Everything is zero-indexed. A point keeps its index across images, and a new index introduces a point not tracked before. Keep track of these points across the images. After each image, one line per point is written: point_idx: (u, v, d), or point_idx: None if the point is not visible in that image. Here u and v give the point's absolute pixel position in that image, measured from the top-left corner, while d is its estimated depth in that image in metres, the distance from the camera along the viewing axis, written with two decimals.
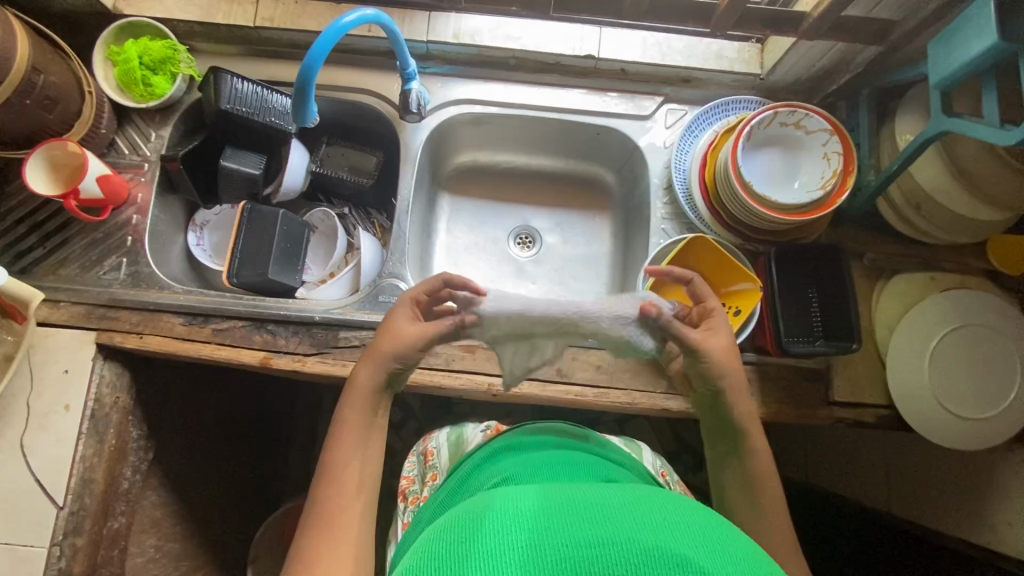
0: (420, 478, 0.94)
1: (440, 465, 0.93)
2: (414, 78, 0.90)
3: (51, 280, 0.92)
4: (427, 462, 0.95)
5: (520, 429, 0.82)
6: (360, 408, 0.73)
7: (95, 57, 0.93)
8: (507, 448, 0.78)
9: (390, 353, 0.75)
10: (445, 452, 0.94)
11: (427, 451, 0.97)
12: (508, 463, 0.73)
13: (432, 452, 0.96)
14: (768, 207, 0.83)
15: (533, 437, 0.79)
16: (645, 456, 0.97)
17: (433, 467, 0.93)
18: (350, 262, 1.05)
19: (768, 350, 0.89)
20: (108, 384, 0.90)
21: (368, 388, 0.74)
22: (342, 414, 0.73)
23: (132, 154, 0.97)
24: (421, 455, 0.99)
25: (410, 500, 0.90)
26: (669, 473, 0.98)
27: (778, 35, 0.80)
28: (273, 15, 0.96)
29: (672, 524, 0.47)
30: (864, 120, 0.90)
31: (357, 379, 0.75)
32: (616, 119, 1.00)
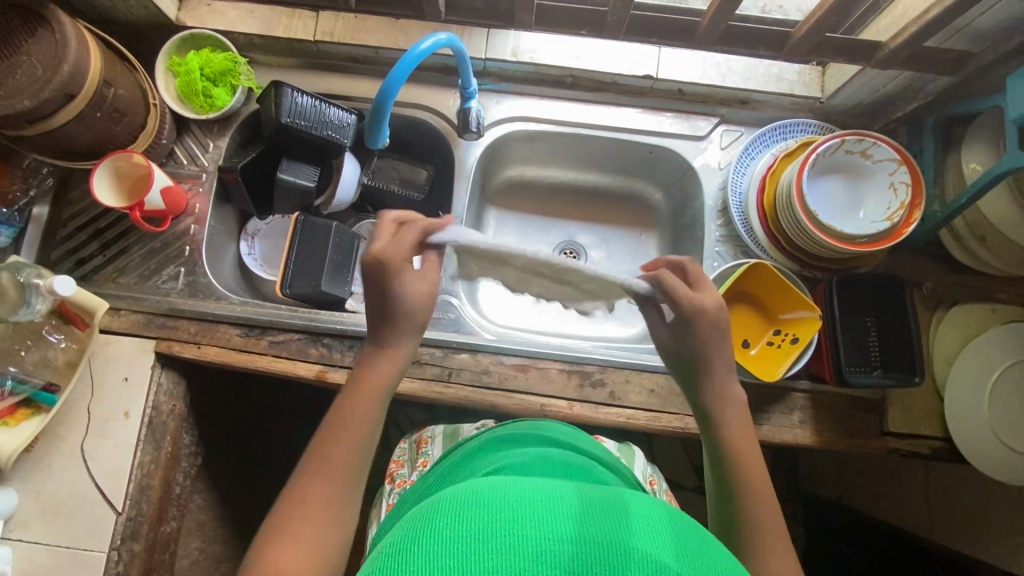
0: (410, 462, 0.96)
1: (432, 454, 0.94)
2: (474, 97, 0.90)
3: (111, 287, 0.94)
4: (420, 449, 0.96)
5: (514, 425, 0.83)
6: (373, 390, 0.65)
7: (157, 68, 0.94)
8: (501, 441, 0.78)
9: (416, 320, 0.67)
10: (439, 442, 0.95)
11: (421, 439, 0.98)
12: (501, 454, 0.73)
13: (427, 440, 0.97)
14: (832, 236, 0.82)
15: (526, 433, 0.78)
16: (637, 465, 0.95)
17: (426, 455, 0.94)
18: None
19: (824, 379, 0.89)
20: (165, 392, 0.92)
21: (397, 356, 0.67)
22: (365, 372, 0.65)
23: (191, 164, 0.98)
24: (413, 442, 1.00)
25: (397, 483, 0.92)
26: (658, 482, 0.97)
27: (851, 63, 0.79)
28: (333, 30, 0.96)
29: (672, 532, 0.46)
30: (929, 146, 0.88)
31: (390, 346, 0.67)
32: (671, 139, 1.00)
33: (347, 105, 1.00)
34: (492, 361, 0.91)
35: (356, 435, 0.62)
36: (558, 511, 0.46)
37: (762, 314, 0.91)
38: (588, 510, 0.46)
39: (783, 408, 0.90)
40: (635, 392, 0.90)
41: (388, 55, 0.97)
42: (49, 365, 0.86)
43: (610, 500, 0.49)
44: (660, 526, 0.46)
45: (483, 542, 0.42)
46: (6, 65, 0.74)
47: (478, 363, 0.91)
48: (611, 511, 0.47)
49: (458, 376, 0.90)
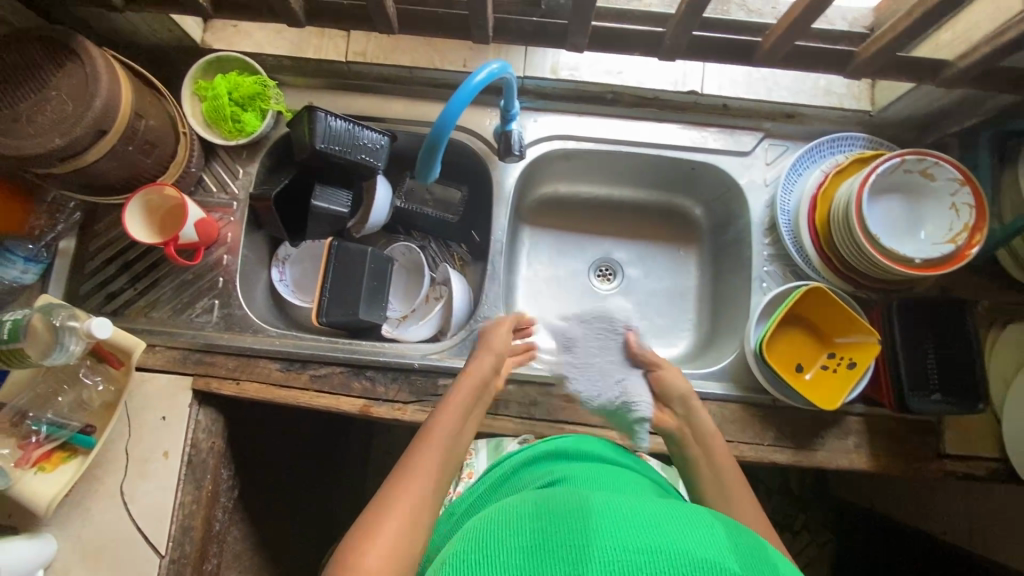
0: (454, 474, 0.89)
1: (477, 467, 0.89)
2: (515, 119, 0.88)
3: (143, 321, 0.91)
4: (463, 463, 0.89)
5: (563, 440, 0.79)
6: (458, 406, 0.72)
7: (183, 93, 0.90)
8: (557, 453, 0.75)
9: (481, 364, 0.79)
10: (484, 455, 0.88)
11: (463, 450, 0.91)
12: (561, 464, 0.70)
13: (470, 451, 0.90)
14: (894, 260, 0.79)
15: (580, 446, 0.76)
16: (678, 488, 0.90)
17: (470, 467, 0.88)
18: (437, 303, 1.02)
19: (883, 403, 0.87)
20: (204, 429, 0.89)
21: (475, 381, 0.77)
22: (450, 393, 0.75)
23: (220, 192, 0.95)
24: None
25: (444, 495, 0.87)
26: None
27: (913, 82, 0.76)
28: (365, 49, 0.93)
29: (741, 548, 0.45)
30: (985, 162, 0.86)
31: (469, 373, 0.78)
32: (715, 156, 0.96)
33: (380, 127, 0.96)
34: (540, 392, 0.89)
35: (445, 437, 0.68)
36: (618, 520, 0.46)
37: (815, 337, 0.89)
38: (714, 533, 0.46)
39: (838, 433, 0.88)
40: None
41: (424, 75, 0.94)
42: (85, 405, 0.84)
43: (730, 528, 0.48)
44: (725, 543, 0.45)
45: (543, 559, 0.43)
46: (34, 102, 0.71)
47: (525, 394, 0.89)
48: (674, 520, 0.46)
49: (505, 408, 0.88)
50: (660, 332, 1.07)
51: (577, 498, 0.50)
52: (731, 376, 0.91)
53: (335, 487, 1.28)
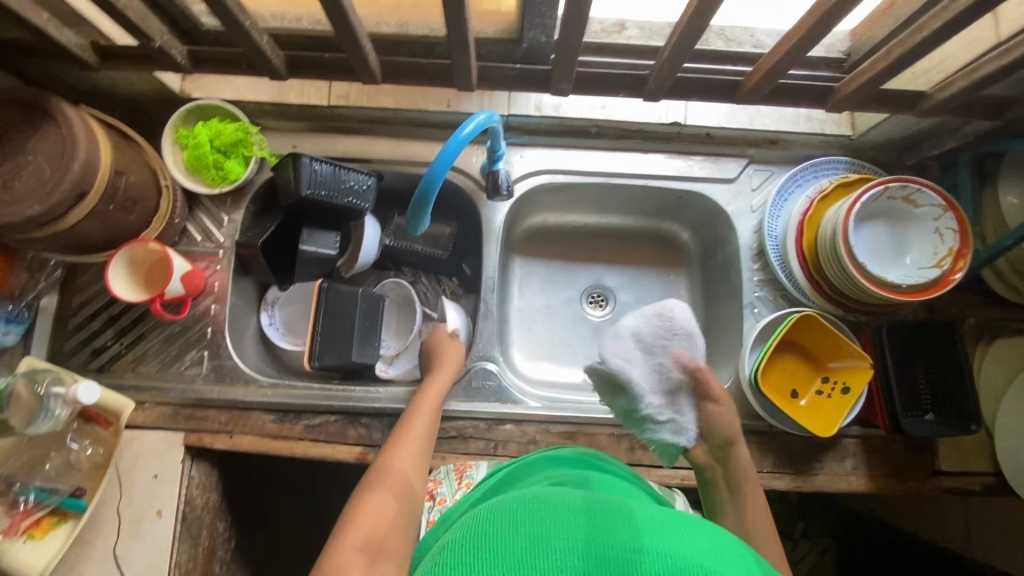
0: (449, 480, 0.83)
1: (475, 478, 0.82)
2: (502, 159, 0.88)
3: (131, 377, 0.89)
4: (462, 471, 0.83)
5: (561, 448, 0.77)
6: (429, 407, 0.83)
7: (163, 142, 0.89)
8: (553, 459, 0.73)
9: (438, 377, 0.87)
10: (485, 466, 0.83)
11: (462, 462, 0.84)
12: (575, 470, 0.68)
13: (470, 464, 0.83)
14: (882, 286, 0.80)
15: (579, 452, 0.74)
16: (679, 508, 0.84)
17: (471, 478, 0.82)
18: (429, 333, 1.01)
19: (877, 425, 0.88)
20: (198, 484, 0.87)
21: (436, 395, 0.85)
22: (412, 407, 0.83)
23: (205, 241, 0.93)
24: (450, 467, 0.84)
25: (433, 502, 0.80)
26: None
27: (892, 113, 0.78)
28: (348, 92, 0.93)
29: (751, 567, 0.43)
30: (966, 184, 0.88)
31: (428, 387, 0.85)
32: (701, 184, 0.97)
33: (365, 168, 0.95)
34: (539, 430, 0.88)
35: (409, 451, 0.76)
36: (633, 519, 0.45)
37: (808, 361, 0.90)
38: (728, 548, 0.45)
39: (836, 456, 0.88)
40: None
41: (409, 116, 0.94)
42: (74, 468, 0.82)
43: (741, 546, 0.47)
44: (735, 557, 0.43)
45: (542, 535, 0.42)
46: (11, 168, 0.69)
47: (524, 433, 0.88)
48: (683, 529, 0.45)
49: (505, 448, 0.87)
50: None
51: (597, 497, 0.48)
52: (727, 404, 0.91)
53: None
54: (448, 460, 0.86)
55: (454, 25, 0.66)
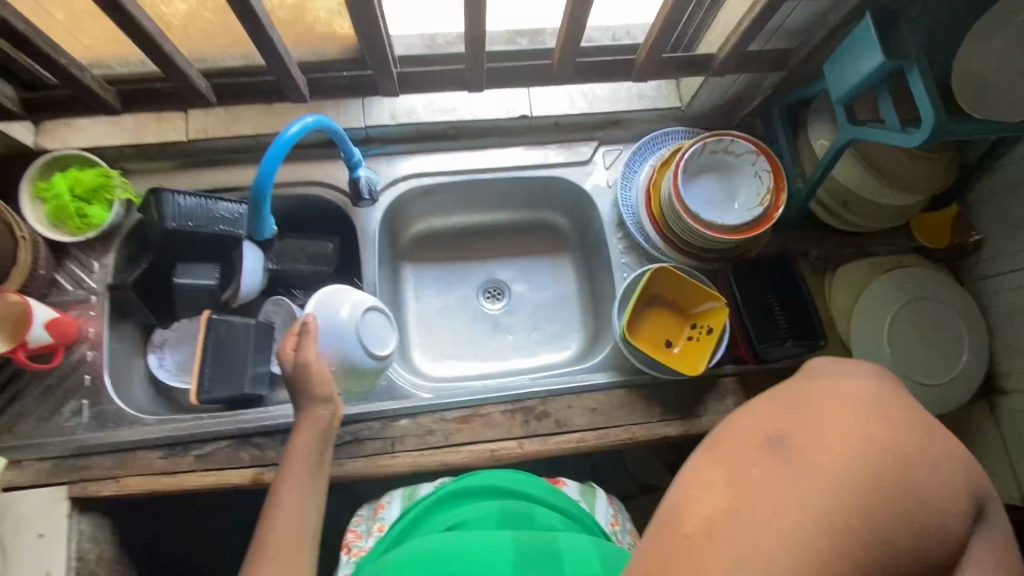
0: (368, 531, 0.81)
1: (387, 518, 0.81)
2: (361, 165, 0.94)
3: (6, 439, 0.86)
4: (377, 514, 0.82)
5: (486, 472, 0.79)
6: (309, 442, 0.76)
7: (21, 197, 0.89)
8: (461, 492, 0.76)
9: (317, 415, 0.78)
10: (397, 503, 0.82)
11: (378, 505, 0.84)
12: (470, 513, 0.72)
13: (384, 504, 0.83)
14: (718, 229, 0.88)
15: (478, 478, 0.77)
16: (598, 509, 0.86)
17: (384, 520, 0.81)
18: (325, 307, 0.82)
19: (745, 358, 0.95)
20: (90, 538, 0.84)
21: (320, 429, 0.77)
22: (291, 451, 0.75)
23: (77, 289, 0.92)
24: (370, 507, 0.85)
25: (349, 554, 0.79)
26: (622, 525, 0.87)
27: (693, 76, 0.88)
28: (206, 126, 0.96)
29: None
30: (781, 132, 0.98)
31: (308, 421, 0.77)
32: (558, 169, 1.04)
33: (235, 196, 0.97)
34: (434, 420, 0.90)
35: (293, 494, 0.71)
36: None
37: (677, 312, 0.96)
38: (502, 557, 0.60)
39: (718, 396, 0.94)
40: (579, 415, 0.92)
41: (268, 141, 0.98)
42: None
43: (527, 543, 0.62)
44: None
45: None
46: None
47: (420, 425, 0.90)
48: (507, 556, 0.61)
49: (402, 443, 0.88)
50: (551, 340, 1.11)
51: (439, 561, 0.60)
52: (612, 364, 0.96)
53: None
54: (346, 465, 0.87)
55: (262, 41, 0.71)
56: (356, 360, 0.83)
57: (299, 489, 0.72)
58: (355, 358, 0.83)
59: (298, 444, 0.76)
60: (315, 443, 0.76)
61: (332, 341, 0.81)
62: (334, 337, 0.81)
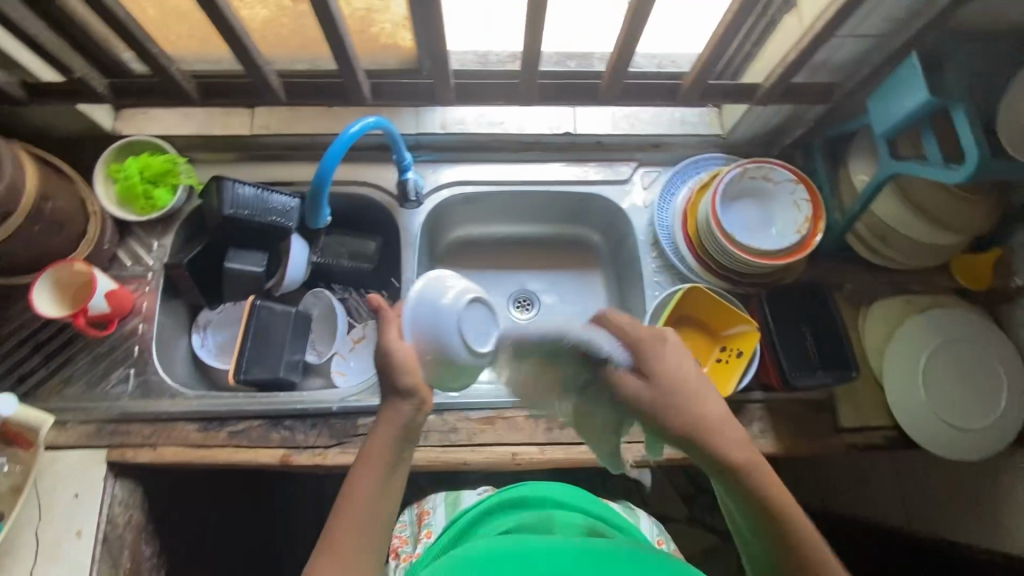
0: (414, 538, 0.89)
1: (433, 524, 0.88)
2: (410, 168, 0.99)
3: (56, 400, 0.91)
4: (422, 520, 0.90)
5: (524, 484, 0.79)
6: (390, 435, 0.67)
7: (96, 176, 0.96)
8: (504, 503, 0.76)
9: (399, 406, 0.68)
10: (441, 510, 0.89)
11: (422, 510, 0.91)
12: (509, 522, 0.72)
13: (428, 510, 0.90)
14: (752, 253, 0.89)
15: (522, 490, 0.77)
16: (643, 525, 0.89)
17: (429, 526, 0.89)
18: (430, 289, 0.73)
19: (773, 387, 0.94)
20: (121, 503, 0.87)
21: (401, 423, 0.67)
22: (369, 443, 0.67)
23: (135, 265, 0.98)
24: (413, 512, 0.91)
25: (399, 558, 0.86)
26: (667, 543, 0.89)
27: (737, 103, 0.90)
28: (269, 123, 1.03)
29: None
30: (821, 165, 0.99)
31: (390, 413, 0.68)
32: (597, 187, 1.07)
33: (288, 190, 1.03)
34: (458, 419, 0.92)
35: (366, 496, 0.63)
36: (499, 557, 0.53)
37: (706, 333, 0.96)
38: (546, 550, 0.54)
39: (743, 421, 0.93)
40: None
41: (325, 141, 1.04)
42: None
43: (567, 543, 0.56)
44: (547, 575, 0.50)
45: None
46: None
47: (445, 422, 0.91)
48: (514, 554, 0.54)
49: (426, 438, 0.90)
50: None
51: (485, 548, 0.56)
52: None
53: None
54: None
55: (335, 45, 0.76)
56: (454, 353, 0.72)
57: (373, 493, 0.63)
58: (453, 350, 0.72)
59: (380, 435, 0.67)
60: (395, 444, 0.66)
61: (433, 327, 0.71)
62: (433, 320, 0.71)
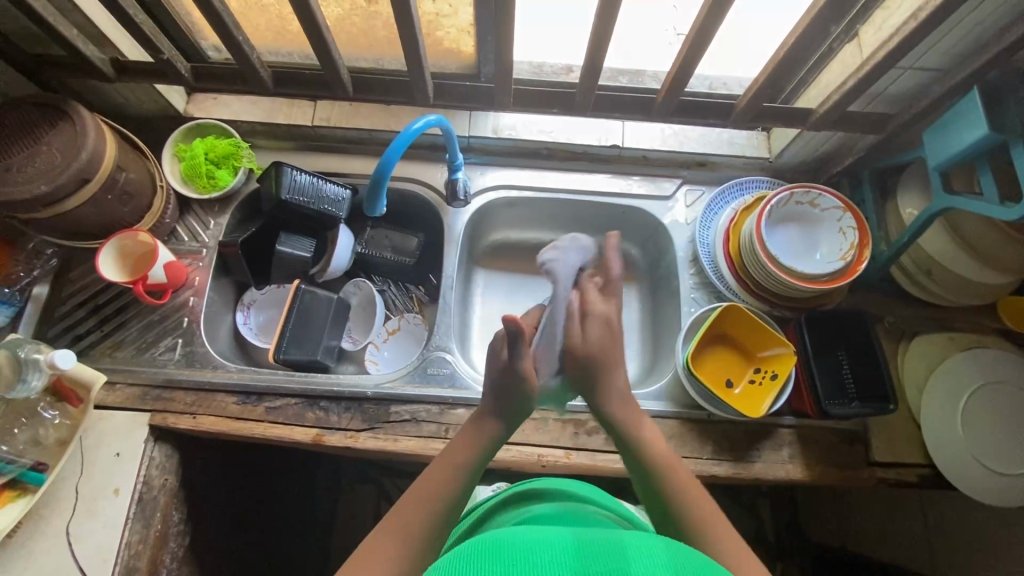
0: None
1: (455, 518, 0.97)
2: (460, 169, 1.02)
3: (107, 361, 0.95)
4: None
5: (535, 481, 0.83)
6: (474, 445, 0.69)
7: (164, 154, 1.01)
8: (520, 496, 0.77)
9: (493, 422, 0.72)
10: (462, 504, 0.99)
11: None
12: (517, 513, 0.72)
13: None
14: (793, 276, 0.89)
15: (539, 488, 0.78)
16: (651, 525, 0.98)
17: None
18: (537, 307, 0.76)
19: (807, 413, 0.93)
20: (157, 466, 0.90)
21: (488, 437, 0.71)
22: (454, 444, 0.70)
23: (192, 241, 1.03)
24: None
25: None
26: None
27: (789, 127, 0.91)
28: (329, 116, 1.07)
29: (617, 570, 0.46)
30: (869, 195, 0.99)
31: (481, 424, 0.72)
32: (640, 201, 1.09)
33: (341, 181, 1.06)
34: None
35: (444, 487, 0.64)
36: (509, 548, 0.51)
37: (741, 354, 0.96)
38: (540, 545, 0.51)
39: (772, 444, 0.93)
40: None
41: (381, 137, 1.08)
42: (39, 443, 0.85)
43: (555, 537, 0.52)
44: (575, 561, 0.48)
45: None
46: (27, 154, 0.80)
47: None
48: (534, 548, 0.50)
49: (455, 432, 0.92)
50: None
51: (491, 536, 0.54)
52: (668, 396, 0.97)
53: (293, 544, 1.23)
54: (400, 442, 0.90)
55: (408, 45, 0.80)
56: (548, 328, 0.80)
57: (442, 491, 0.63)
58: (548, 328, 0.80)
59: (465, 442, 0.70)
60: (481, 453, 0.69)
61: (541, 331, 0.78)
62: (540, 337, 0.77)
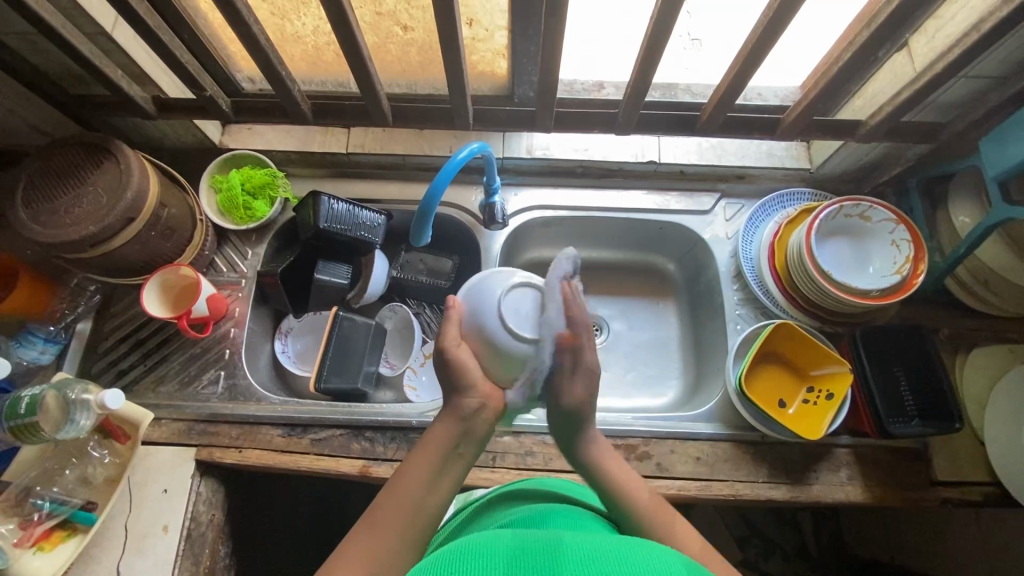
0: None
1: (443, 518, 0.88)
2: (497, 193, 1.01)
3: (152, 396, 0.95)
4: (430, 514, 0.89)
5: (527, 480, 0.77)
6: (445, 432, 0.63)
7: (201, 186, 1.01)
8: (508, 496, 0.72)
9: (461, 404, 0.64)
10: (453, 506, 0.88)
11: None
12: (507, 512, 0.67)
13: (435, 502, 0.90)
14: (847, 292, 0.87)
15: (535, 487, 0.73)
16: None
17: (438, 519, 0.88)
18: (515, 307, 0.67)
19: (865, 432, 0.90)
20: (204, 501, 0.90)
21: (457, 422, 0.64)
22: (427, 432, 0.64)
23: (230, 272, 1.03)
24: None
25: None
26: None
27: (836, 139, 0.89)
28: (363, 142, 1.07)
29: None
30: (918, 205, 0.96)
31: (448, 409, 0.65)
32: (678, 216, 1.07)
33: (376, 207, 1.06)
34: (535, 442, 0.91)
35: (414, 483, 0.60)
36: (554, 551, 0.47)
37: (792, 372, 0.94)
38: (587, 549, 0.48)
39: (830, 466, 0.90)
40: (682, 462, 0.90)
41: (415, 161, 1.08)
42: (89, 482, 0.85)
43: (598, 542, 0.49)
44: (624, 562, 0.46)
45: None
46: (74, 195, 0.80)
47: (521, 445, 0.91)
48: (581, 552, 0.47)
49: (502, 460, 0.90)
50: (649, 383, 1.10)
51: (530, 537, 0.50)
52: (719, 417, 0.94)
53: None
54: None
55: (452, 73, 0.80)
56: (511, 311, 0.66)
57: (416, 485, 0.59)
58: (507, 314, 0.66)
59: (442, 426, 0.64)
60: (452, 440, 0.63)
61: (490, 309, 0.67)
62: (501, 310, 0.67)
